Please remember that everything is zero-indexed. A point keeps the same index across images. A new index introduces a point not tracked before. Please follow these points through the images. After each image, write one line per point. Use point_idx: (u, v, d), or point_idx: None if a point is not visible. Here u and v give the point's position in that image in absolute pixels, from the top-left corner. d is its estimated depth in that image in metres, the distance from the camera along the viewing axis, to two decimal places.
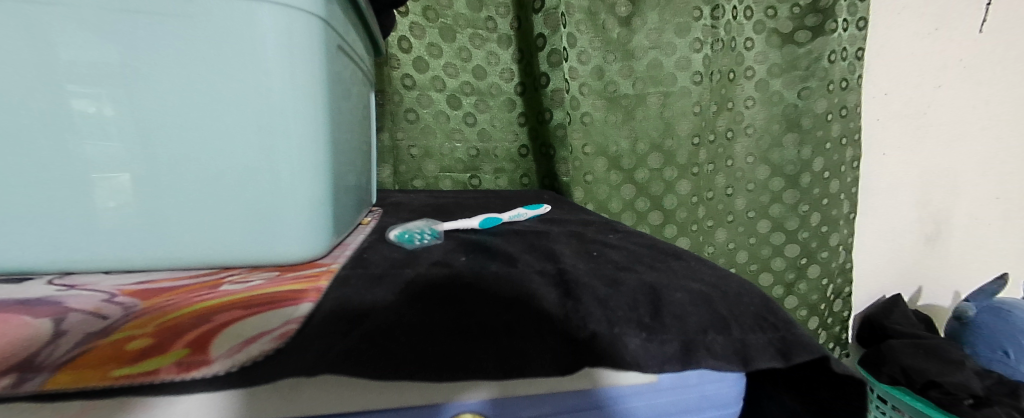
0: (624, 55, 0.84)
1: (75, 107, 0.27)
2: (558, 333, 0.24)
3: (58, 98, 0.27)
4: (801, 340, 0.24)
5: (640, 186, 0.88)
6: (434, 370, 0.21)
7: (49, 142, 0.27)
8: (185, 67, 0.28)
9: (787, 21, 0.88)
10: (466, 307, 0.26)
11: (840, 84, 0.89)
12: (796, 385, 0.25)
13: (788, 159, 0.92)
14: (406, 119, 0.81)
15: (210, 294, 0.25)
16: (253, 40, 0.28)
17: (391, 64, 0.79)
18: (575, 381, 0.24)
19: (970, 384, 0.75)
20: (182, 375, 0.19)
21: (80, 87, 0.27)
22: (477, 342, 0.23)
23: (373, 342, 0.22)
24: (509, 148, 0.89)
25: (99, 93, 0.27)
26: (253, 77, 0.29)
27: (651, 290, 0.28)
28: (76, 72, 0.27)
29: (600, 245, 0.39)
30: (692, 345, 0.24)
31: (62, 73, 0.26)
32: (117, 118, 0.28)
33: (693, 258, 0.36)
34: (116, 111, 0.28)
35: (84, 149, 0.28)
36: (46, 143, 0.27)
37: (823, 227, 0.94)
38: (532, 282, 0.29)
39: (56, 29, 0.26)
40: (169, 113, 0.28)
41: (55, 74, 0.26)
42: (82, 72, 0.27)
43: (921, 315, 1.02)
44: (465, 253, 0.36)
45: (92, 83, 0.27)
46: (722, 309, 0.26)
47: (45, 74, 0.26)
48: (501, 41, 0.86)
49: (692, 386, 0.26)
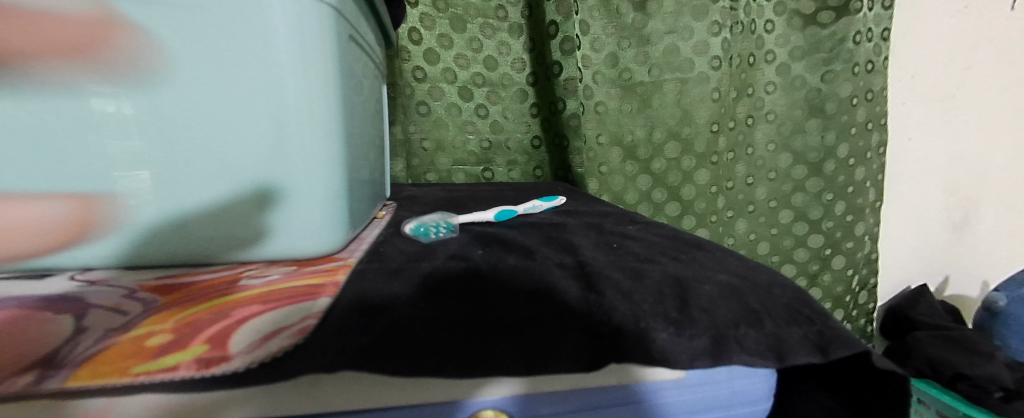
0: (639, 41, 0.82)
1: (95, 107, 0.26)
2: (583, 328, 0.23)
3: (77, 98, 0.26)
4: (839, 335, 0.23)
5: (657, 177, 0.86)
6: (459, 364, 0.21)
7: (72, 144, 0.27)
8: (199, 64, 0.27)
9: (809, 2, 0.85)
10: (486, 300, 0.25)
11: (866, 66, 0.86)
12: (833, 386, 0.24)
13: (811, 146, 0.90)
14: (418, 112, 0.81)
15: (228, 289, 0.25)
16: (263, 31, 0.28)
17: (402, 56, 0.78)
18: (600, 377, 0.23)
19: (999, 376, 0.74)
20: (201, 372, 0.19)
21: (99, 87, 0.26)
22: (498, 337, 0.22)
23: (392, 338, 0.21)
24: (522, 139, 0.87)
25: (118, 92, 0.26)
26: (267, 71, 0.28)
27: (677, 282, 0.27)
28: (94, 72, 0.25)
29: (620, 237, 0.38)
30: (722, 339, 0.23)
31: (77, 73, 0.25)
32: (137, 116, 0.27)
33: (716, 248, 0.35)
34: (136, 110, 0.27)
35: (106, 149, 0.27)
36: (69, 145, 0.27)
37: (848, 216, 0.92)
38: (552, 275, 0.28)
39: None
40: (189, 109, 0.28)
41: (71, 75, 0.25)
42: (101, 72, 0.26)
43: (948, 305, 1.00)
44: (482, 246, 0.35)
45: (111, 82, 0.26)
46: (753, 301, 0.25)
47: (66, 76, 0.25)
48: (512, 31, 0.84)
49: (721, 382, 0.25)
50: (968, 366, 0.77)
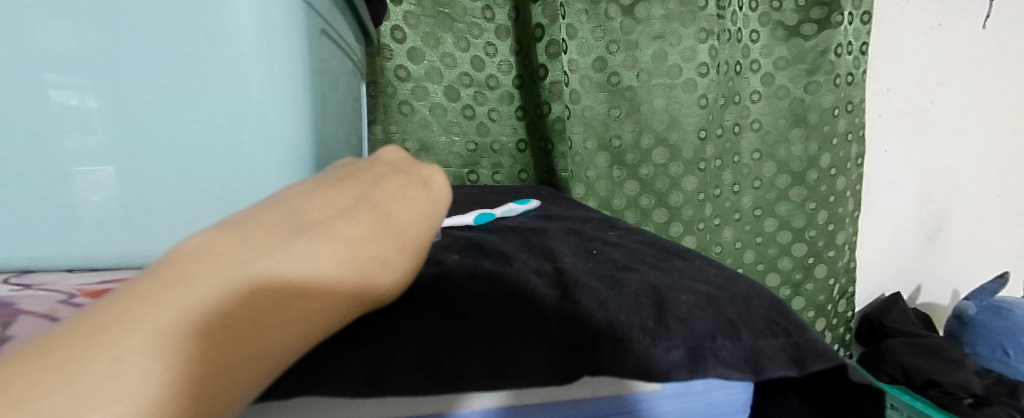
0: (628, 45, 0.81)
1: (55, 98, 0.25)
2: (556, 339, 0.22)
3: (32, 87, 0.24)
4: (814, 347, 0.23)
5: (644, 183, 0.86)
6: (423, 378, 0.20)
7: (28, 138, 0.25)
8: (159, 51, 0.25)
9: (792, 14, 0.87)
10: (458, 306, 0.24)
11: (847, 79, 0.88)
12: (809, 396, 0.24)
13: (795, 155, 0.91)
14: (400, 112, 0.79)
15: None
16: (228, 21, 0.25)
17: (385, 54, 0.76)
18: (573, 389, 0.22)
19: (970, 384, 0.77)
20: None
21: (58, 76, 0.24)
22: (467, 349, 0.21)
23: (353, 351, 0.20)
24: (507, 142, 0.86)
25: (82, 83, 0.25)
26: (231, 62, 0.26)
27: (654, 291, 0.26)
28: (51, 59, 0.24)
29: (600, 243, 0.38)
30: (699, 350, 0.22)
31: (36, 61, 0.24)
32: (100, 109, 0.25)
33: (696, 257, 0.34)
34: (99, 103, 0.25)
35: (63, 143, 0.26)
36: (26, 138, 0.25)
37: (830, 225, 0.93)
38: (528, 283, 0.27)
39: (28, 14, 0.23)
40: (150, 101, 0.26)
41: (27, 63, 0.24)
42: (61, 61, 0.24)
43: (920, 313, 1.02)
44: (458, 251, 0.34)
45: (73, 73, 0.24)
46: (730, 311, 0.25)
47: (20, 62, 0.23)
48: (499, 32, 0.83)
49: (698, 394, 0.24)
50: (939, 373, 0.79)
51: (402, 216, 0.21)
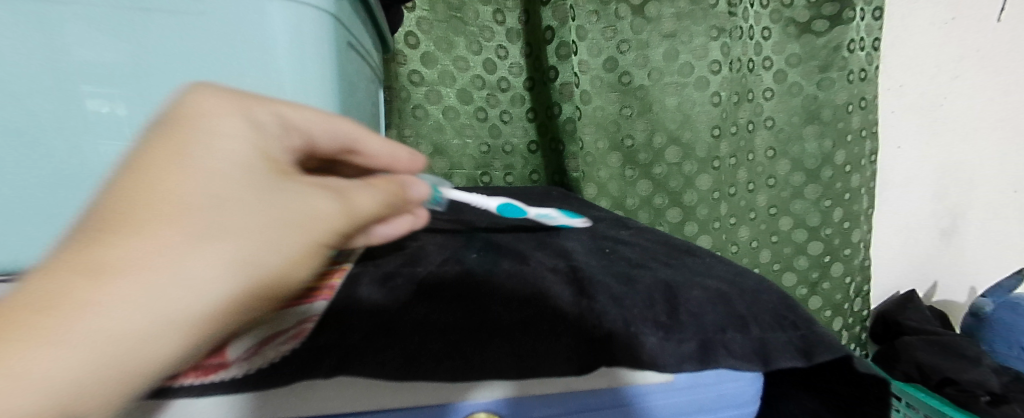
0: (638, 44, 0.82)
1: (90, 106, 0.28)
2: (573, 332, 0.23)
3: (73, 97, 0.28)
4: (822, 339, 0.24)
5: (658, 182, 0.86)
6: (451, 368, 0.21)
7: (63, 143, 0.29)
8: (193, 65, 0.28)
9: (803, 10, 0.87)
10: (479, 303, 0.25)
11: (860, 75, 0.87)
12: (816, 387, 0.25)
13: (809, 152, 0.91)
14: (414, 116, 0.81)
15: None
16: (261, 37, 0.28)
17: (398, 60, 0.79)
18: (590, 380, 0.24)
19: (987, 381, 0.77)
20: (199, 378, 0.20)
21: (94, 87, 0.28)
22: (491, 343, 0.23)
23: (386, 343, 0.22)
24: (519, 143, 0.88)
25: (113, 93, 0.28)
26: (264, 73, 0.29)
27: (666, 287, 0.27)
28: (89, 72, 0.27)
29: (613, 242, 0.39)
30: (710, 344, 0.23)
31: (76, 74, 0.27)
32: (128, 116, 0.29)
33: (706, 254, 0.35)
34: (127, 111, 0.29)
35: (99, 150, 0.29)
36: (61, 143, 0.29)
37: (845, 222, 0.93)
38: (545, 280, 0.29)
39: (67, 34, 0.27)
40: None
41: (69, 76, 0.27)
42: (96, 73, 0.28)
43: (936, 310, 1.01)
44: (476, 250, 0.36)
45: (107, 84, 0.28)
46: (740, 306, 0.26)
47: (63, 77, 0.27)
48: (510, 35, 0.85)
49: (709, 386, 0.25)
50: (955, 370, 0.79)
51: (133, 194, 0.16)
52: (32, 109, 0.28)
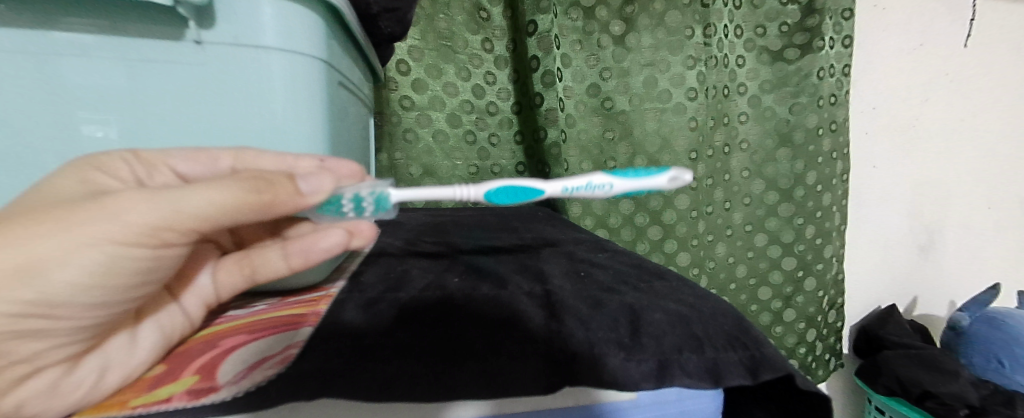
0: (619, 72, 0.85)
1: (85, 132, 0.30)
2: (542, 354, 0.25)
3: (71, 125, 0.30)
4: (768, 359, 0.26)
5: (639, 201, 0.89)
6: (426, 388, 0.23)
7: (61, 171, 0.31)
8: (189, 104, 0.31)
9: (776, 39, 0.91)
10: (456, 327, 0.27)
11: (830, 100, 0.91)
12: (767, 400, 0.27)
13: (782, 173, 0.94)
14: (405, 139, 0.84)
15: (177, 276, 0.30)
16: (257, 83, 0.31)
17: (390, 86, 0.82)
18: (558, 399, 0.25)
19: (965, 394, 0.78)
20: (191, 402, 0.22)
21: (90, 114, 0.30)
22: (464, 364, 0.24)
23: (365, 367, 0.24)
24: (506, 165, 0.90)
25: (108, 119, 0.30)
26: (259, 115, 0.31)
27: (632, 311, 0.29)
28: (87, 101, 0.29)
29: (588, 265, 0.41)
30: (667, 364, 0.25)
31: (73, 103, 0.29)
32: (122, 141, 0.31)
33: (675, 277, 0.38)
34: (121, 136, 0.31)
35: None
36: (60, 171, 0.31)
37: (817, 239, 0.96)
38: (520, 303, 0.31)
39: (67, 69, 0.29)
40: (171, 138, 0.31)
41: (68, 105, 0.29)
42: (94, 102, 0.30)
43: (915, 324, 1.04)
44: (458, 274, 0.38)
45: (102, 111, 0.30)
46: (697, 328, 0.28)
47: (62, 106, 0.29)
48: (498, 62, 0.88)
49: (671, 402, 0.27)
50: (933, 383, 0.80)
51: None
52: (36, 148, 0.30)
